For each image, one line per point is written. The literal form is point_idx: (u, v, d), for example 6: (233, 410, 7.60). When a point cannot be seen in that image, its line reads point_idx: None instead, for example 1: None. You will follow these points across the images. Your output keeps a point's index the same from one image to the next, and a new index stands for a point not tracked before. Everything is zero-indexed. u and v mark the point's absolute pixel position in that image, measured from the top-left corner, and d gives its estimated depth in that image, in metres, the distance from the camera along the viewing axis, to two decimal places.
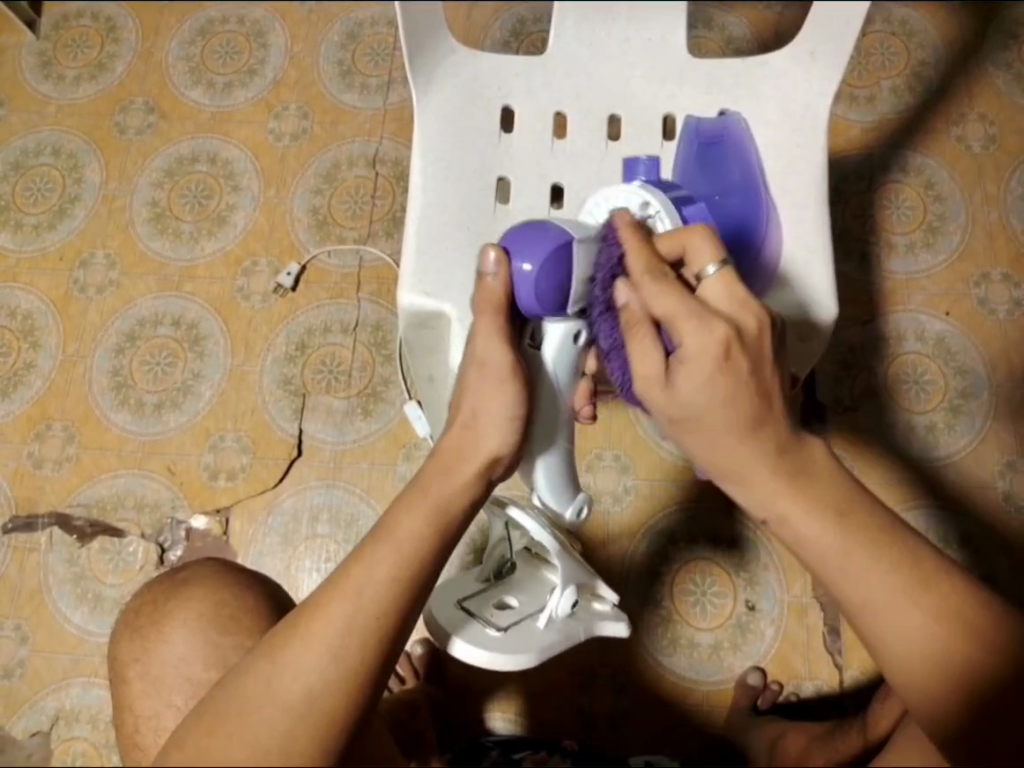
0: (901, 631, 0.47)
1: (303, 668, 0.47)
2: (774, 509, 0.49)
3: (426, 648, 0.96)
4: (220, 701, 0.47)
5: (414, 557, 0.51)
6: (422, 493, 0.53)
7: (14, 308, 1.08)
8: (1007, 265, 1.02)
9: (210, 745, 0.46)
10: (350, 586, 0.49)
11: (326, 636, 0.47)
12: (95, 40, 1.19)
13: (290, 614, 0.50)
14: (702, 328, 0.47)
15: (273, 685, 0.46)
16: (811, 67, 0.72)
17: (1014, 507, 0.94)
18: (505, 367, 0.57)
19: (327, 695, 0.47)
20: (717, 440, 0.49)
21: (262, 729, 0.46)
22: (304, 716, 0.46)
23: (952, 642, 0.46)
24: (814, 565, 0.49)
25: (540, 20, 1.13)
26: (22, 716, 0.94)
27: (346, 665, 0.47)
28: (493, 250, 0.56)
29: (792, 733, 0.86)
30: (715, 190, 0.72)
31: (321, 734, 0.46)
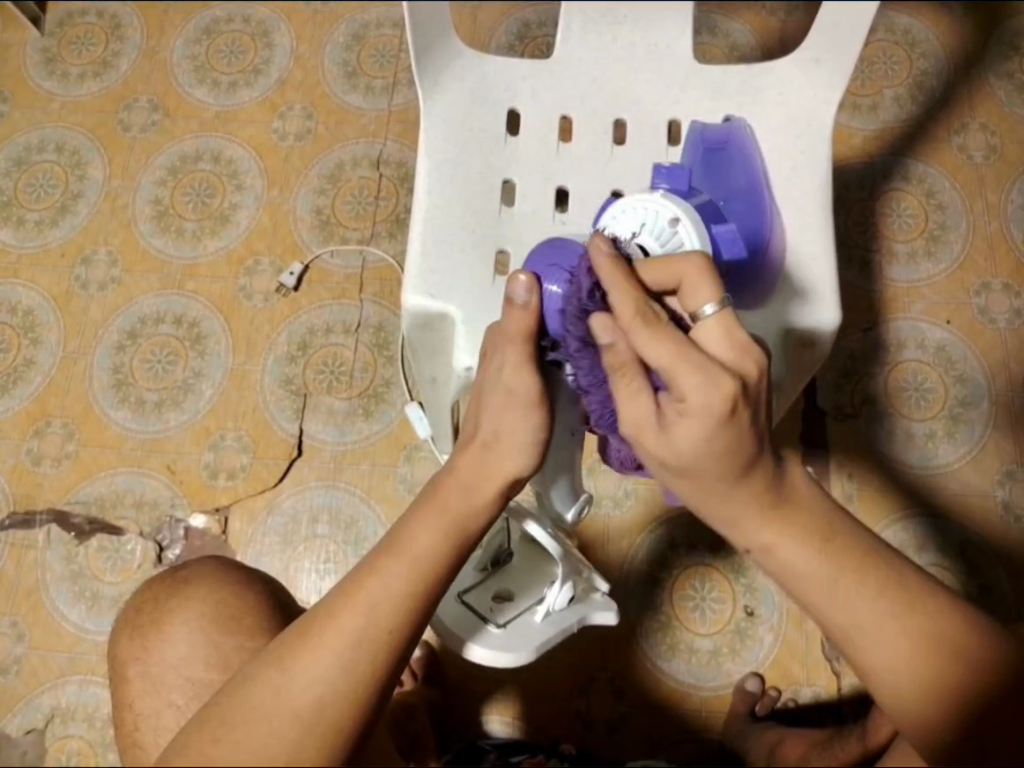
0: (886, 652, 0.48)
1: (312, 677, 0.46)
2: (758, 540, 0.49)
3: (427, 652, 0.94)
4: (228, 704, 0.46)
5: (427, 569, 0.51)
6: (431, 505, 0.53)
7: (15, 304, 1.08)
8: (1008, 274, 1.02)
9: (216, 753, 0.45)
10: (361, 595, 0.49)
11: (336, 646, 0.47)
12: (99, 37, 1.18)
13: (299, 622, 0.49)
14: (707, 380, 0.44)
15: (282, 693, 0.46)
16: (816, 74, 0.72)
17: (1013, 516, 0.94)
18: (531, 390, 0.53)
19: (335, 705, 0.46)
20: (706, 485, 0.48)
21: (270, 737, 0.45)
22: (311, 725, 0.46)
23: (931, 663, 0.48)
24: (796, 591, 0.50)
25: (544, 24, 1.13)
26: (18, 714, 0.94)
27: (356, 677, 0.47)
28: (521, 276, 0.53)
29: (790, 738, 0.85)
30: (720, 195, 0.71)
31: (326, 744, 0.46)
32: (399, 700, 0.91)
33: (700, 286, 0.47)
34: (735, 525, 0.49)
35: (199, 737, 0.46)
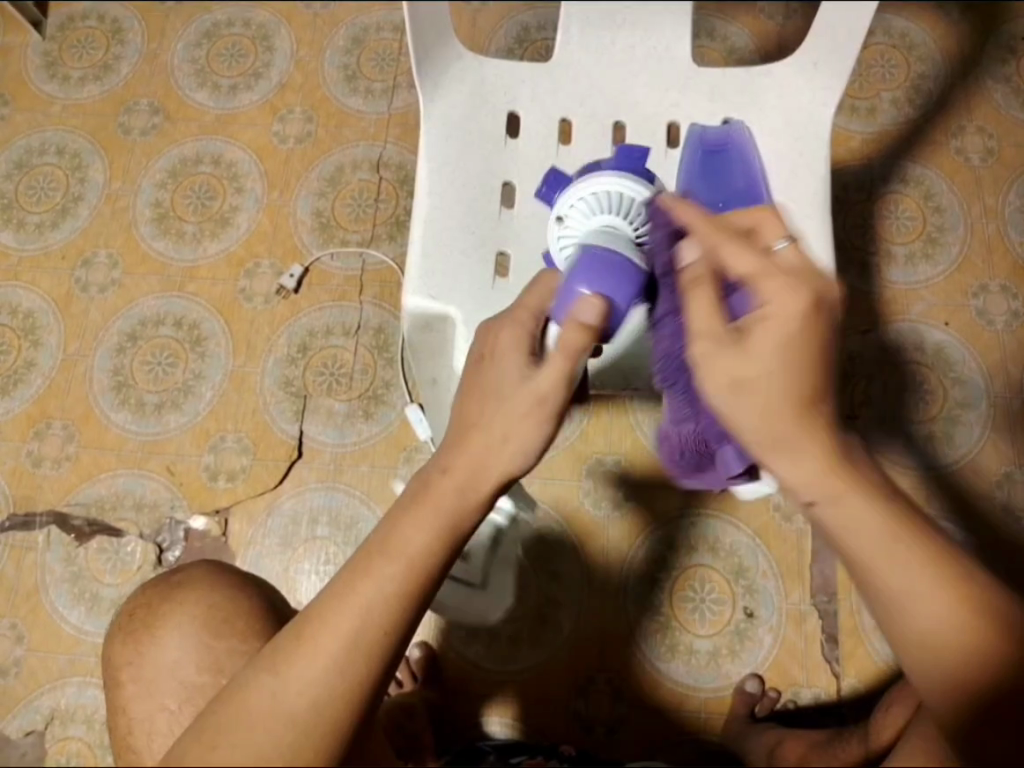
0: (939, 624, 0.43)
1: (304, 684, 0.45)
2: (822, 484, 0.43)
3: (425, 651, 0.95)
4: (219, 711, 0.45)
5: (420, 569, 0.48)
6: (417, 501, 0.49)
7: (15, 307, 1.08)
8: (1006, 276, 1.03)
9: (213, 758, 0.44)
10: (351, 598, 0.47)
11: (330, 648, 0.46)
12: (100, 40, 1.19)
13: (288, 625, 0.48)
14: (785, 285, 0.43)
15: (275, 701, 0.45)
16: (813, 77, 0.73)
17: (1011, 517, 0.94)
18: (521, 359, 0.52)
19: (331, 706, 0.45)
20: (766, 410, 0.43)
21: (262, 747, 0.44)
22: (309, 728, 0.45)
23: (983, 638, 0.43)
24: (842, 544, 0.44)
25: (544, 28, 1.13)
26: (17, 716, 0.94)
27: (346, 683, 0.46)
28: (591, 298, 0.54)
29: (790, 739, 0.85)
30: (718, 196, 0.69)
31: (323, 745, 0.45)
32: (399, 701, 0.91)
33: (772, 228, 0.51)
34: (793, 468, 0.43)
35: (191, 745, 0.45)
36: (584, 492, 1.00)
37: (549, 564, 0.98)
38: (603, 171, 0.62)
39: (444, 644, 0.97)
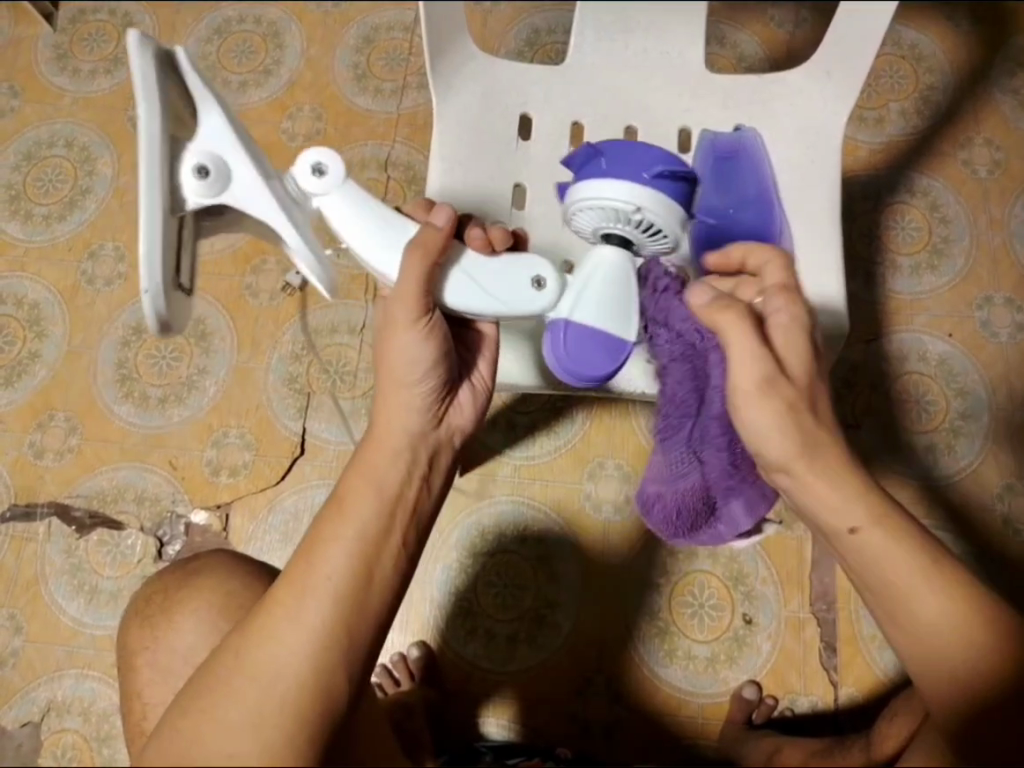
0: (919, 611, 0.51)
1: (253, 643, 0.48)
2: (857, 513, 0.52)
3: (422, 651, 0.95)
4: (211, 677, 0.47)
5: (373, 532, 0.53)
6: (357, 464, 0.57)
7: (21, 297, 1.08)
8: (1011, 289, 1.03)
9: (185, 724, 0.46)
10: (318, 563, 0.51)
11: (289, 607, 0.49)
12: (112, 34, 1.19)
13: (272, 587, 0.51)
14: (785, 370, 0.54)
15: (266, 662, 0.47)
16: (827, 84, 0.73)
17: (1011, 529, 0.95)
18: (410, 308, 0.57)
19: (294, 664, 0.47)
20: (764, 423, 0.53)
21: (255, 707, 0.46)
22: (273, 686, 0.46)
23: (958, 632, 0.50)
24: (875, 576, 0.52)
25: (555, 32, 1.14)
26: (14, 706, 0.94)
27: (330, 644, 0.48)
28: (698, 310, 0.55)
29: (789, 747, 0.84)
30: (729, 203, 0.72)
31: (291, 703, 0.46)
32: (396, 698, 0.91)
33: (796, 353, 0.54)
34: (827, 495, 0.53)
35: (183, 712, 0.47)
36: (586, 494, 1.00)
37: (547, 565, 0.99)
38: (642, 179, 0.57)
39: (442, 643, 0.97)
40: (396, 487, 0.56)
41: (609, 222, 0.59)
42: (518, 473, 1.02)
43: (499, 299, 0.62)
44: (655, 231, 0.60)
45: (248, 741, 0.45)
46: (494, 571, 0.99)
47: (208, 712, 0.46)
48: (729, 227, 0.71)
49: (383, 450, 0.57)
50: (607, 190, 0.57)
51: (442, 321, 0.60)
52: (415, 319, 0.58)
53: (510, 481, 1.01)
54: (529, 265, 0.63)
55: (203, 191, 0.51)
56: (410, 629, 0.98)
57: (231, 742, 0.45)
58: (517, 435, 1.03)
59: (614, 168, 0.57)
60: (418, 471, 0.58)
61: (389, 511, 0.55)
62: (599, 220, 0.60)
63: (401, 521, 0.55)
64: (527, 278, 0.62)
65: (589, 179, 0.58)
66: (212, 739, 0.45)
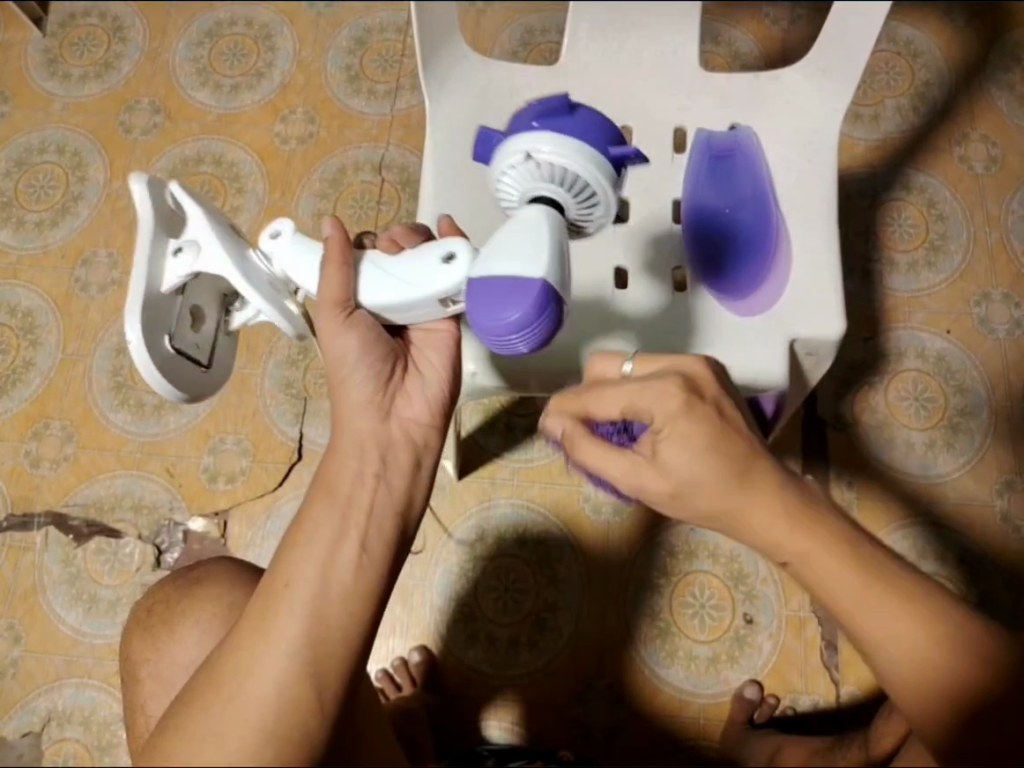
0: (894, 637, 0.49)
1: (231, 662, 0.49)
2: (796, 548, 0.49)
3: (424, 655, 0.95)
4: (192, 692, 0.50)
5: (337, 545, 0.53)
6: (318, 475, 0.57)
7: (14, 306, 1.08)
8: (1008, 285, 1.03)
9: (170, 740, 0.48)
10: (286, 580, 0.51)
11: (261, 628, 0.50)
12: (102, 38, 1.18)
13: (248, 606, 0.52)
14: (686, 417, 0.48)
15: (234, 679, 0.49)
16: (824, 82, 0.73)
17: (1012, 525, 0.94)
18: (327, 312, 0.58)
19: (266, 684, 0.48)
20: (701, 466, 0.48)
21: (220, 720, 0.48)
22: (248, 704, 0.48)
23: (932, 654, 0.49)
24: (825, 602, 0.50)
25: (548, 31, 1.13)
26: (14, 717, 0.93)
27: (297, 662, 0.49)
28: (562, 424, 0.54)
29: (790, 746, 0.84)
30: (726, 203, 0.72)
31: (266, 720, 0.48)
32: (398, 704, 0.91)
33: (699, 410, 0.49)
34: (766, 534, 0.49)
35: (170, 728, 0.49)
36: (585, 496, 1.00)
37: (548, 568, 0.98)
38: (539, 127, 0.54)
39: (443, 648, 0.97)
40: (357, 492, 0.56)
41: (533, 182, 0.55)
42: (517, 476, 1.01)
43: (410, 284, 0.57)
44: (583, 189, 0.55)
45: (212, 751, 0.47)
46: (495, 575, 0.98)
47: (183, 728, 0.48)
48: (724, 227, 0.72)
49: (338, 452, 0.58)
50: (519, 145, 0.54)
51: (376, 324, 0.60)
52: (340, 319, 0.58)
53: (509, 484, 1.01)
54: (434, 246, 0.57)
55: (176, 269, 0.58)
56: (410, 634, 0.97)
57: (203, 756, 0.47)
58: (516, 438, 1.03)
59: (515, 128, 0.55)
60: (379, 469, 0.58)
61: (349, 516, 0.55)
62: (522, 186, 0.55)
63: (365, 522, 0.55)
64: (433, 258, 0.56)
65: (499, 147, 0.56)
66: (184, 753, 0.47)
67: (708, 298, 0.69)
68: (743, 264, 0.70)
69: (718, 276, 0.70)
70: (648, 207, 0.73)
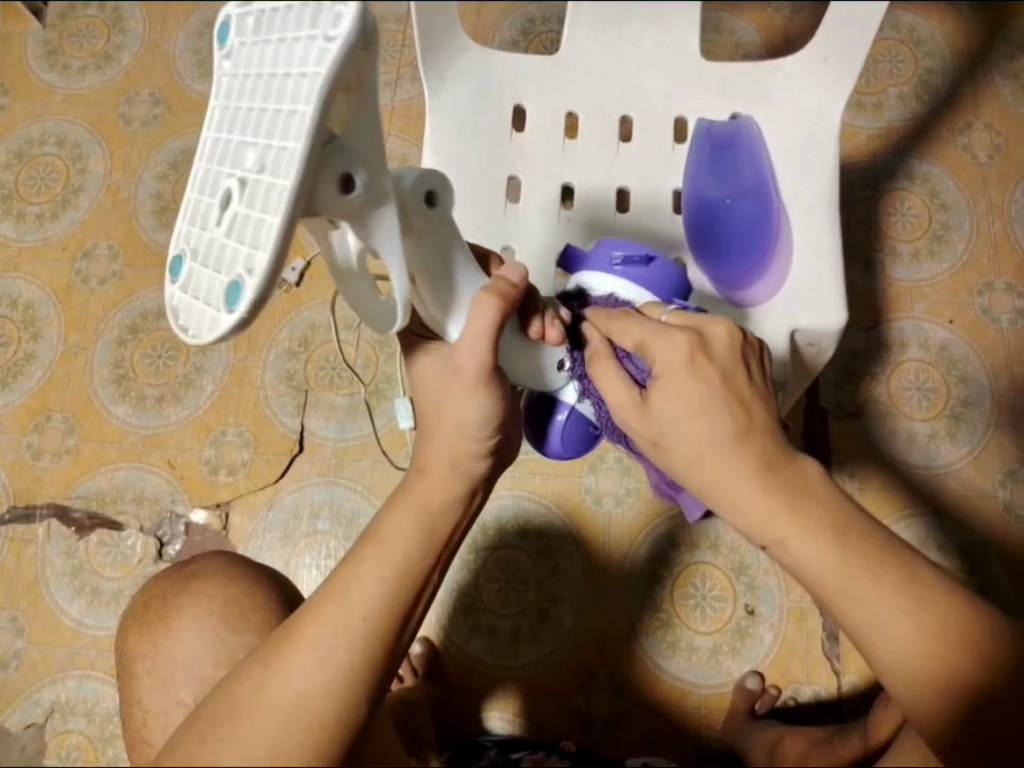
0: (893, 636, 0.48)
1: (278, 677, 0.46)
2: (770, 533, 0.50)
3: (427, 646, 0.95)
4: (231, 702, 0.46)
5: (410, 569, 0.51)
6: (405, 498, 0.54)
7: (15, 298, 1.08)
8: (1011, 274, 1.02)
9: (199, 752, 0.45)
10: (343, 588, 0.49)
11: (318, 641, 0.47)
12: (101, 29, 1.18)
13: (295, 619, 0.49)
14: (666, 341, 0.53)
15: (285, 693, 0.46)
16: (825, 71, 0.71)
17: (1013, 515, 0.94)
18: (479, 372, 0.54)
19: (316, 697, 0.46)
20: (706, 451, 0.51)
21: (275, 739, 0.45)
22: (295, 718, 0.45)
23: (932, 651, 0.48)
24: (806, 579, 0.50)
25: (549, 20, 1.13)
26: (18, 708, 0.94)
27: (356, 678, 0.47)
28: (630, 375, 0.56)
29: (790, 738, 0.84)
30: (726, 194, 0.72)
31: (310, 734, 0.45)
32: (401, 695, 0.90)
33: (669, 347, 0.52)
34: (740, 500, 0.51)
35: (201, 738, 0.46)
36: (586, 487, 1.00)
37: (549, 559, 0.98)
38: (640, 288, 0.64)
39: (445, 640, 0.97)
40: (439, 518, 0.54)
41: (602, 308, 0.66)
42: (517, 469, 1.01)
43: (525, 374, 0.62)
44: None
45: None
46: (496, 566, 0.98)
47: (228, 741, 0.45)
48: (725, 217, 0.72)
49: (436, 487, 0.55)
50: (610, 288, 0.64)
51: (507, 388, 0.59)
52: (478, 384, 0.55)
53: (510, 475, 1.01)
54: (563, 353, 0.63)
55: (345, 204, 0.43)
56: None
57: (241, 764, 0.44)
58: None
59: (629, 275, 0.64)
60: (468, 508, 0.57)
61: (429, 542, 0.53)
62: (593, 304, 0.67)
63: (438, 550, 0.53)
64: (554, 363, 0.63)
65: (604, 272, 0.64)
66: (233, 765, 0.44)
67: (716, 305, 0.72)
68: (745, 260, 0.71)
69: (721, 275, 0.72)
70: (647, 199, 0.73)
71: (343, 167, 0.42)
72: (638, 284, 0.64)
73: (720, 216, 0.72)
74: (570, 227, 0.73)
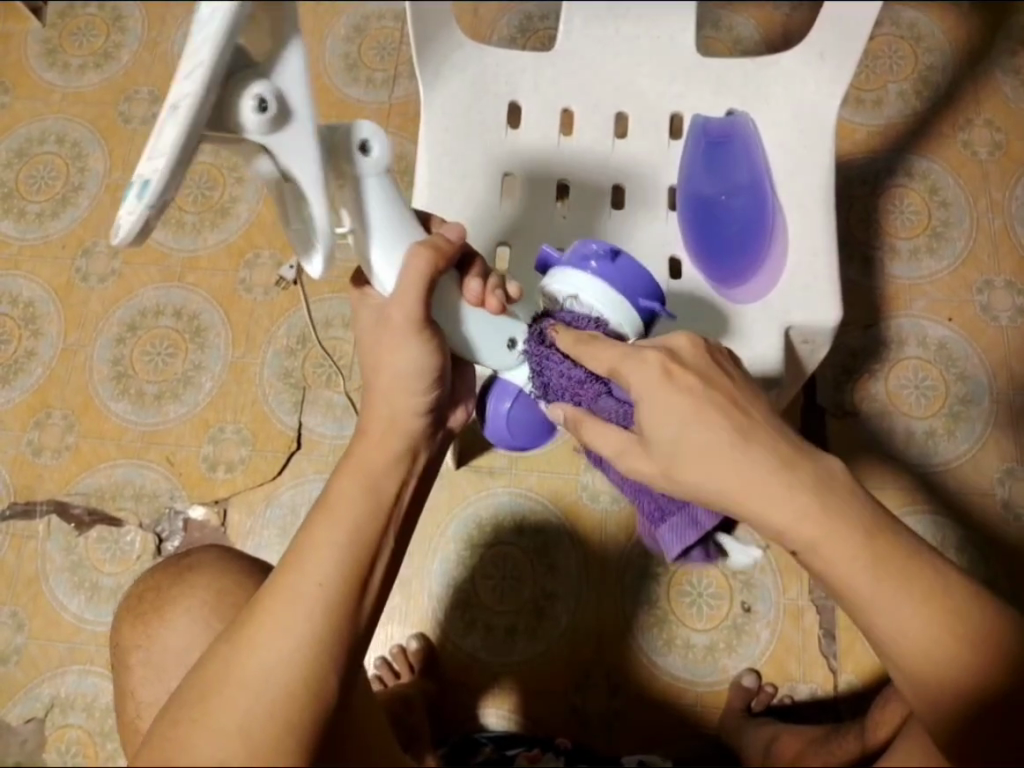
0: (907, 631, 0.45)
1: (246, 655, 0.47)
2: (801, 537, 0.47)
3: (422, 642, 0.95)
4: (203, 683, 0.47)
5: (362, 534, 0.51)
6: (353, 466, 0.54)
7: (16, 296, 1.08)
8: (1012, 271, 1.02)
9: (172, 733, 0.46)
10: (300, 561, 0.49)
11: (281, 616, 0.47)
12: (101, 28, 1.18)
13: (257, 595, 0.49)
14: (636, 359, 0.52)
15: (252, 669, 0.46)
16: (822, 67, 0.70)
17: (1012, 514, 0.94)
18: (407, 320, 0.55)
19: (281, 673, 0.46)
20: (709, 455, 0.49)
21: (244, 717, 0.45)
22: (264, 694, 0.46)
23: (945, 654, 0.44)
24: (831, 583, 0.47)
25: (547, 17, 1.13)
26: (18, 703, 0.95)
27: (321, 652, 0.47)
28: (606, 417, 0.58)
29: (785, 736, 0.83)
30: (721, 190, 0.72)
31: (279, 712, 0.46)
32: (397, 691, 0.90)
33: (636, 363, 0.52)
34: (763, 504, 0.48)
35: (174, 722, 0.46)
36: (582, 485, 1.00)
37: (546, 556, 0.98)
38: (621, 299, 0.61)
39: (442, 636, 0.97)
40: (382, 480, 0.54)
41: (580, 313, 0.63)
42: (514, 466, 1.01)
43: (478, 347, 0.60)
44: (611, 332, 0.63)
45: (239, 756, 0.44)
46: (492, 563, 0.99)
47: (200, 720, 0.45)
48: (721, 215, 0.72)
49: (381, 451, 0.55)
50: (591, 296, 0.61)
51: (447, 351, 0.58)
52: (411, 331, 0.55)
53: (507, 473, 1.01)
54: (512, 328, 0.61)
55: (258, 126, 0.46)
56: (411, 622, 0.98)
57: (212, 745, 0.45)
58: None
59: (613, 284, 0.61)
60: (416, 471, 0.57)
61: (376, 509, 0.52)
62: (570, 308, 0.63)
63: (386, 514, 0.53)
64: (505, 339, 0.61)
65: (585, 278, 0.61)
66: (205, 747, 0.45)
67: (710, 297, 0.70)
68: (742, 259, 0.71)
69: (715, 269, 0.71)
70: (642, 194, 0.73)
71: (252, 89, 0.45)
72: (619, 294, 0.61)
73: (717, 213, 0.72)
74: (566, 223, 0.72)
